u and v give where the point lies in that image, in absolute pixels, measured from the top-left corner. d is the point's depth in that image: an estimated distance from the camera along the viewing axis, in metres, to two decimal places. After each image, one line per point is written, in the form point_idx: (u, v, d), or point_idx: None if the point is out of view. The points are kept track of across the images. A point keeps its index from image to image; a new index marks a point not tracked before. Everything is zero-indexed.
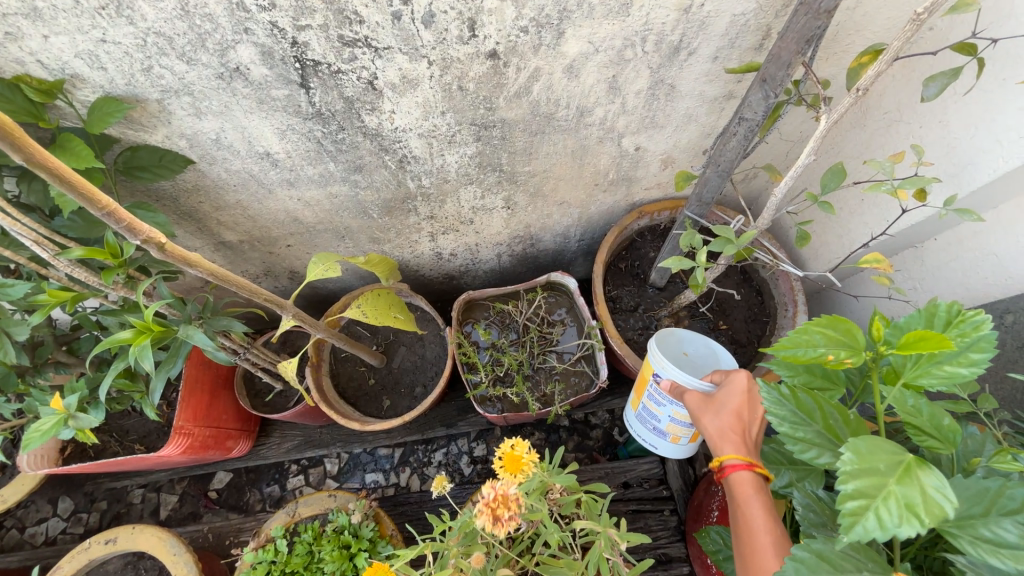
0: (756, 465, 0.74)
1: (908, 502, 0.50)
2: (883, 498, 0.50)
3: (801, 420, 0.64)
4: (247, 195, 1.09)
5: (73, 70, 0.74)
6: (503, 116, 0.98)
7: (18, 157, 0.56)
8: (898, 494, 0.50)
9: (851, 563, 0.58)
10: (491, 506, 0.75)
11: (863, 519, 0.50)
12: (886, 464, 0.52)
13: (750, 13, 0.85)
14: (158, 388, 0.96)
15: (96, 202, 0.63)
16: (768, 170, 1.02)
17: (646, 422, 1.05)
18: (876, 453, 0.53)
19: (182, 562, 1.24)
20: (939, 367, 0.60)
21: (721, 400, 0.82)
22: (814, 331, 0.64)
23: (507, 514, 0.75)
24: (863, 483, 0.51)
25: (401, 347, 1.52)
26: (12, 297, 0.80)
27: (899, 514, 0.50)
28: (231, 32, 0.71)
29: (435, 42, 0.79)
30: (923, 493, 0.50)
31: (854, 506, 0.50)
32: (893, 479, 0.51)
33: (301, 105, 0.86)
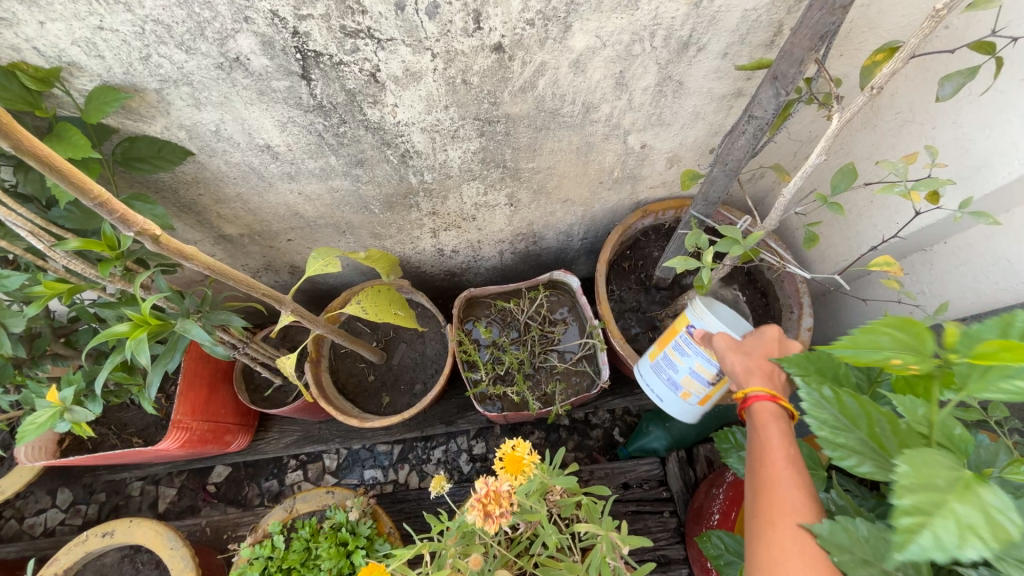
0: (780, 397, 0.73)
1: (972, 524, 0.42)
2: (941, 516, 0.42)
3: (843, 425, 0.61)
4: (248, 188, 1.08)
5: (70, 58, 0.73)
6: (507, 111, 0.97)
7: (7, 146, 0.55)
8: (961, 514, 0.42)
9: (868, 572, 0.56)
10: (483, 502, 0.73)
11: (919, 538, 0.42)
12: (944, 480, 0.45)
13: (762, 8, 0.83)
14: (155, 381, 0.96)
15: (88, 192, 0.62)
16: (776, 171, 1.00)
17: (661, 372, 1.05)
18: (931, 463, 0.45)
19: (179, 556, 1.24)
20: (1009, 383, 0.47)
21: (751, 344, 0.84)
22: (880, 331, 0.52)
23: (496, 511, 0.73)
24: (920, 498, 0.43)
25: (401, 344, 1.51)
26: (7, 289, 0.79)
27: (957, 534, 0.42)
28: (230, 20, 0.70)
29: (440, 34, 0.77)
30: (987, 514, 0.42)
31: (908, 522, 0.43)
32: (953, 495, 0.43)
33: (302, 97, 0.85)
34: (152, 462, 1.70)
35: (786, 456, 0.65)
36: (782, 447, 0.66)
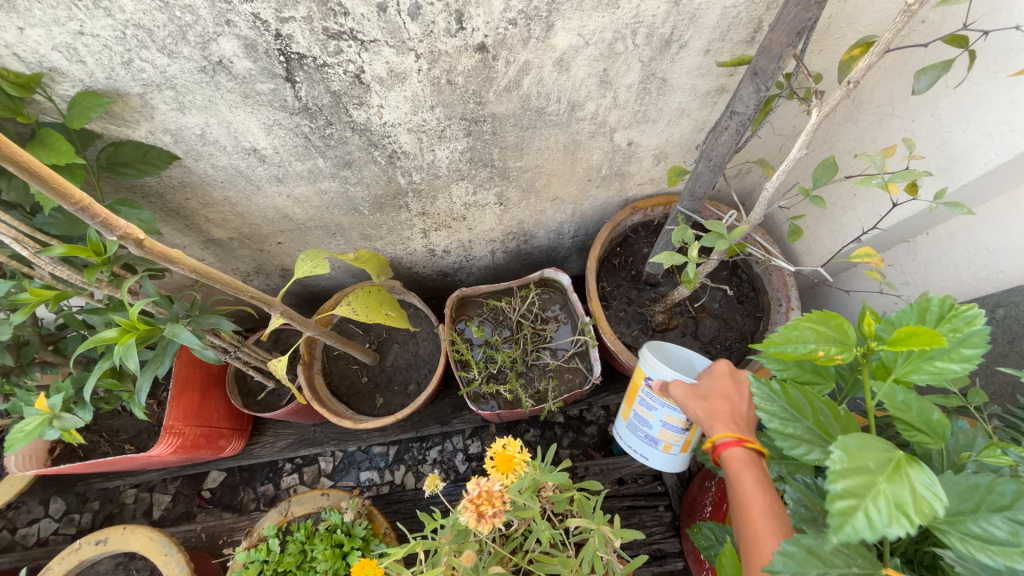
0: (746, 439, 0.74)
1: (898, 501, 0.47)
2: (872, 497, 0.47)
3: (791, 416, 0.63)
4: (235, 191, 1.08)
5: (51, 63, 0.72)
6: (493, 111, 0.97)
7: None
8: (888, 493, 0.47)
9: (841, 562, 0.55)
10: (476, 506, 0.74)
11: (854, 516, 0.46)
12: (875, 462, 0.49)
13: (741, 6, 0.84)
14: (145, 386, 0.95)
15: (69, 197, 0.61)
16: (760, 166, 1.02)
17: (637, 430, 1.06)
18: (866, 449, 0.50)
19: (174, 562, 1.23)
20: (931, 363, 0.58)
21: (706, 388, 0.87)
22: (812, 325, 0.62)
23: (490, 513, 0.73)
24: (854, 482, 0.48)
25: (394, 345, 1.51)
26: None
27: (888, 513, 0.46)
28: (212, 24, 0.70)
29: (423, 34, 0.77)
30: (912, 491, 0.47)
31: (844, 505, 0.47)
32: (882, 477, 0.48)
33: (287, 99, 0.85)
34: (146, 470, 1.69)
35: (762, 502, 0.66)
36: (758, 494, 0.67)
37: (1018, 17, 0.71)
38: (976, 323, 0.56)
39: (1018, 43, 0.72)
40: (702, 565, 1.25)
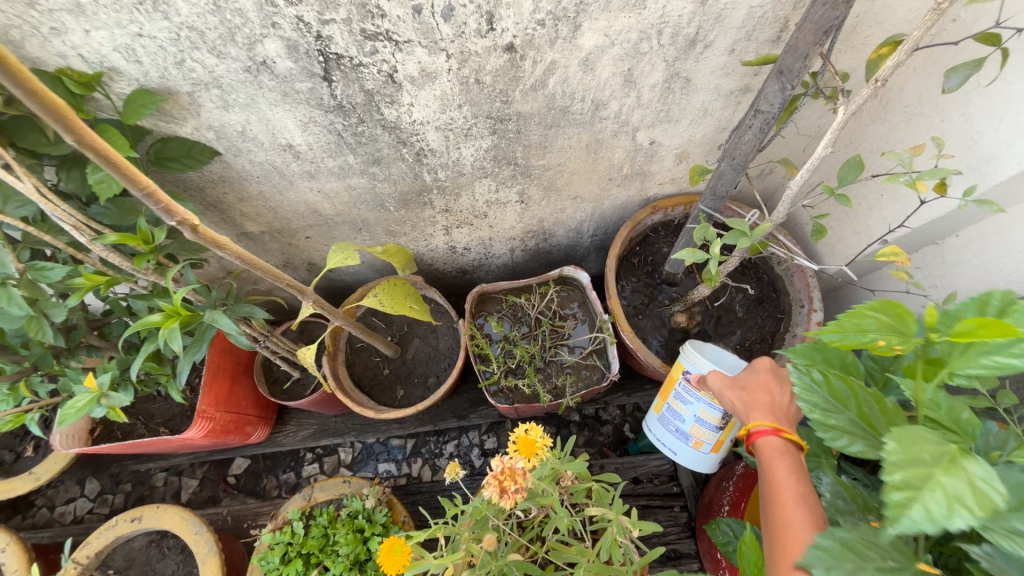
0: (783, 428, 0.76)
1: (956, 494, 0.45)
2: (930, 489, 0.46)
3: (833, 407, 0.64)
4: (270, 186, 1.13)
5: (111, 63, 0.77)
6: (519, 109, 1.00)
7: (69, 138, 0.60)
8: (947, 486, 0.46)
9: (878, 555, 0.55)
10: (500, 480, 0.78)
11: (913, 508, 0.45)
12: (931, 454, 0.48)
13: (768, 5, 0.85)
14: (185, 370, 1.00)
15: (139, 183, 0.66)
16: (784, 165, 1.02)
17: (668, 424, 1.08)
18: (922, 444, 0.48)
19: (204, 542, 1.29)
20: (988, 358, 0.55)
21: (746, 379, 0.87)
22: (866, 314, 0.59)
23: (512, 487, 0.77)
24: (910, 474, 0.47)
25: (415, 339, 1.55)
26: (50, 280, 0.84)
27: (946, 505, 0.45)
28: (259, 26, 0.74)
29: (454, 35, 0.81)
30: (971, 484, 0.46)
31: (898, 497, 0.46)
32: (940, 470, 0.47)
33: (323, 97, 0.89)
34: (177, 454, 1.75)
35: (795, 489, 0.68)
36: (792, 481, 0.69)
37: None
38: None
39: None
40: (717, 564, 1.24)
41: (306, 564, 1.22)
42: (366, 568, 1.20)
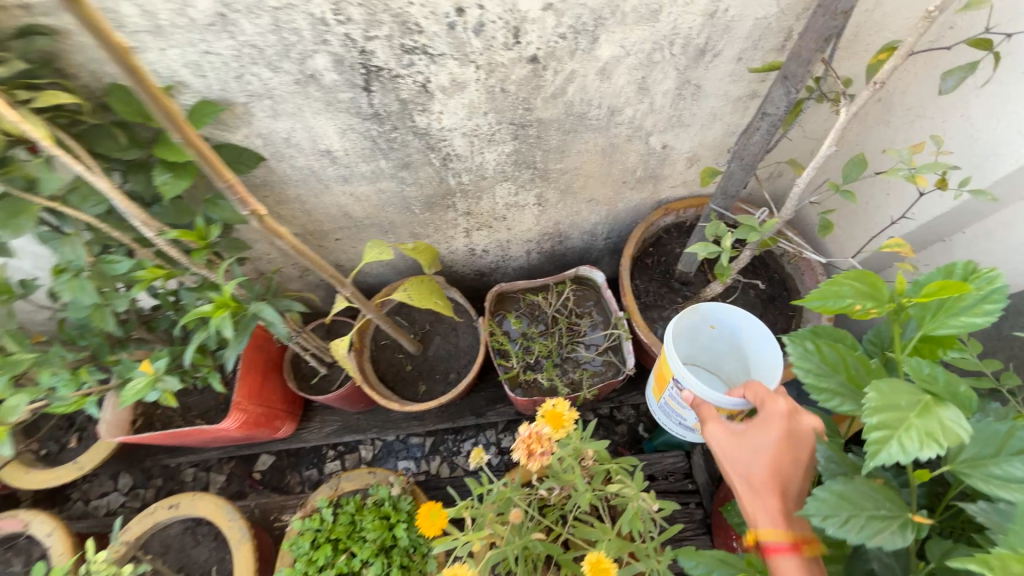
0: (801, 546, 0.68)
1: (929, 431, 0.54)
2: (904, 428, 0.55)
3: (824, 372, 0.69)
4: (306, 190, 1.22)
5: (180, 77, 0.86)
6: (539, 116, 1.07)
7: (180, 136, 0.71)
8: (919, 426, 0.54)
9: (872, 504, 0.60)
10: (527, 445, 0.87)
11: (888, 442, 0.54)
12: (908, 401, 0.57)
13: (773, 16, 0.92)
14: (232, 358, 1.07)
15: (224, 177, 0.79)
16: (791, 165, 1.08)
17: (670, 415, 1.12)
18: (898, 395, 0.57)
19: (237, 528, 1.35)
20: (956, 318, 0.63)
21: (753, 463, 0.77)
22: (848, 284, 0.65)
23: (539, 450, 0.86)
24: (887, 416, 0.55)
25: (436, 337, 1.61)
26: (117, 273, 0.92)
27: (921, 441, 0.53)
28: (311, 43, 0.83)
29: (484, 48, 0.89)
30: (942, 425, 0.54)
31: (878, 434, 0.55)
32: (914, 414, 0.55)
33: (362, 106, 0.98)
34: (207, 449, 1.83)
35: None
36: None
37: None
38: (994, 285, 0.60)
39: None
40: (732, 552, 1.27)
41: (334, 550, 1.27)
42: (392, 554, 1.25)
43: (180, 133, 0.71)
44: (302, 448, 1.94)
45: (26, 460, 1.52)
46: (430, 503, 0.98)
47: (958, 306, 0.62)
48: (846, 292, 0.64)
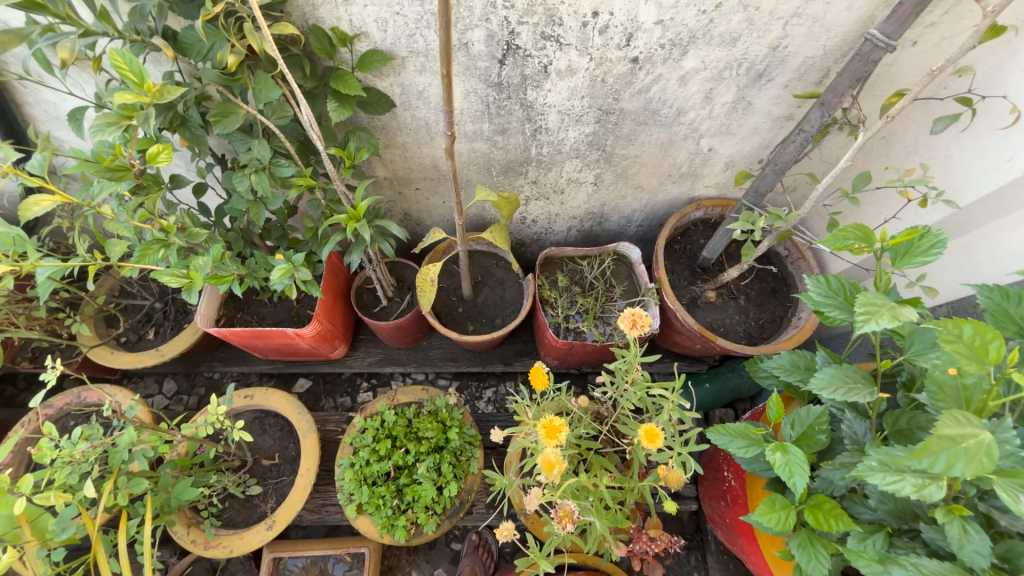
0: None
1: (893, 316, 0.72)
2: (880, 314, 0.73)
3: (835, 297, 0.93)
4: (414, 139, 1.41)
5: (366, 29, 1.09)
6: (623, 106, 1.33)
7: (442, 72, 0.90)
8: (888, 311, 0.73)
9: (847, 379, 0.86)
10: (632, 318, 1.08)
11: (870, 320, 0.73)
12: (884, 300, 0.76)
13: (818, 57, 1.20)
14: (356, 259, 1.31)
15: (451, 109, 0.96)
16: (811, 177, 1.36)
17: None
18: (878, 296, 0.76)
19: (305, 420, 1.54)
20: (914, 260, 0.82)
21: None
22: (849, 231, 0.83)
23: (641, 324, 1.07)
24: (870, 306, 0.75)
25: (486, 287, 1.83)
26: (282, 176, 1.14)
27: (889, 322, 0.72)
28: (478, 18, 1.08)
29: (602, 45, 1.15)
30: (898, 310, 0.73)
31: (862, 313, 0.74)
32: (888, 307, 0.74)
33: (491, 75, 1.22)
34: (256, 363, 1.93)
35: None
36: None
37: (1007, 91, 1.06)
38: (938, 235, 0.80)
39: (1005, 108, 1.07)
40: (712, 497, 1.46)
41: (392, 445, 1.49)
42: (443, 452, 1.49)
43: (445, 71, 0.89)
44: (337, 376, 2.07)
45: (110, 343, 1.65)
46: (536, 367, 1.12)
47: (921, 247, 0.82)
48: (846, 235, 0.82)
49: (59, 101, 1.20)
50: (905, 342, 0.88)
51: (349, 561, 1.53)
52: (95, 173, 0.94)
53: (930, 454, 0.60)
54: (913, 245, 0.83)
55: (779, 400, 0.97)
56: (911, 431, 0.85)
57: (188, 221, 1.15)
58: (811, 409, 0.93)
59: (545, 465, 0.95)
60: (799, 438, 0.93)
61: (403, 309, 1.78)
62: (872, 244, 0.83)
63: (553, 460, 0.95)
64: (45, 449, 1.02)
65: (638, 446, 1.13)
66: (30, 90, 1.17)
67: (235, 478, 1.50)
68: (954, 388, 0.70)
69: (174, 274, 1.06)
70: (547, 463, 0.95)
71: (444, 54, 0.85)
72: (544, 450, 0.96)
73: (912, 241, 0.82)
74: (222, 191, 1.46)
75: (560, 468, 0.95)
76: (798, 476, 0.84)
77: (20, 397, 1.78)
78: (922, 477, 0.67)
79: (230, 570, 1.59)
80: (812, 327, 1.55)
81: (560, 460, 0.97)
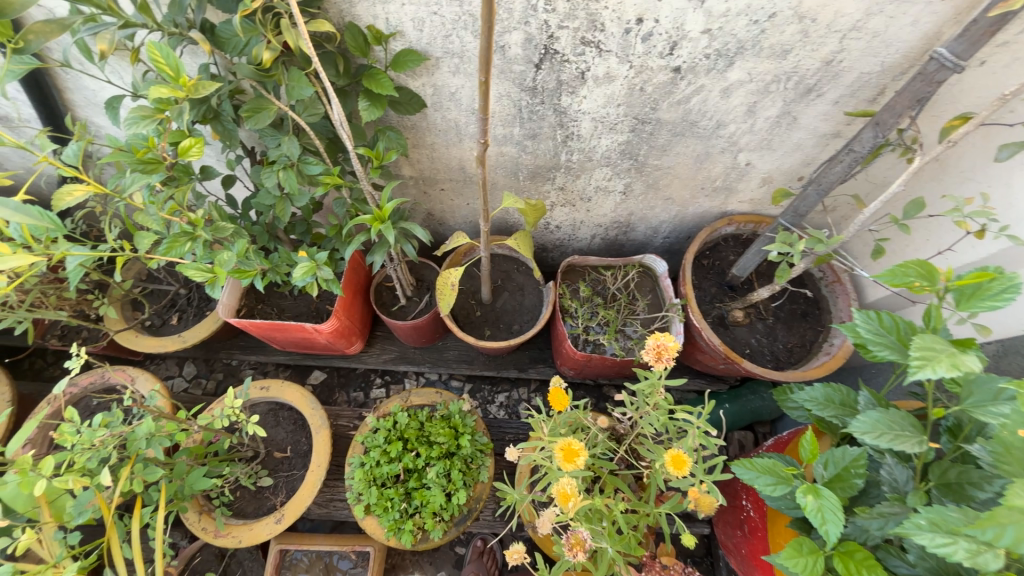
0: None
1: (952, 364, 0.67)
2: (936, 361, 0.68)
3: (883, 333, 0.86)
4: (442, 140, 1.38)
5: (402, 28, 1.07)
6: (660, 116, 1.28)
7: (480, 78, 0.86)
8: (945, 360, 0.68)
9: (895, 426, 0.80)
10: (656, 349, 1.03)
11: (926, 367, 0.68)
12: (942, 347, 0.70)
13: (874, 73, 1.13)
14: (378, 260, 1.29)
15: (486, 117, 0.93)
16: (855, 200, 1.29)
17: None
18: (935, 341, 0.71)
19: (319, 416, 1.54)
20: (982, 302, 0.75)
21: None
22: (909, 267, 0.77)
23: (666, 355, 1.02)
24: (926, 351, 0.69)
25: (505, 292, 1.80)
26: (309, 173, 1.12)
27: (947, 372, 0.67)
28: (516, 21, 1.05)
29: (643, 53, 1.10)
30: (955, 358, 0.68)
31: (915, 357, 0.69)
32: (946, 354, 0.69)
33: (526, 79, 1.19)
34: (273, 354, 1.95)
35: None
36: None
37: None
38: (1013, 278, 0.73)
39: None
40: (727, 527, 1.40)
41: (403, 448, 1.48)
42: (454, 459, 1.47)
43: (483, 77, 0.86)
44: (351, 370, 2.07)
45: (134, 327, 1.69)
46: (557, 386, 1.08)
47: (989, 291, 0.75)
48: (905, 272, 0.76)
49: (98, 88, 1.22)
50: (961, 390, 0.81)
51: (353, 559, 1.53)
52: (129, 165, 0.94)
53: (997, 525, 0.57)
54: (982, 287, 0.76)
55: (813, 438, 0.91)
56: (961, 486, 0.79)
57: (215, 215, 1.15)
58: (848, 450, 0.88)
59: (559, 496, 0.93)
60: (832, 479, 0.88)
61: (421, 309, 1.76)
62: (936, 283, 0.76)
63: (569, 491, 0.93)
64: (66, 434, 1.04)
65: (655, 471, 1.09)
66: (71, 77, 1.19)
67: (247, 470, 1.51)
68: (1022, 451, 0.65)
69: (199, 269, 1.07)
70: (562, 493, 0.92)
71: (483, 60, 0.82)
72: (560, 479, 0.94)
73: (981, 283, 0.76)
74: (249, 184, 1.47)
75: (576, 500, 0.92)
76: (832, 523, 0.79)
77: (48, 372, 1.84)
78: (977, 543, 0.61)
79: (237, 557, 1.61)
80: (845, 355, 1.48)
81: (576, 491, 0.94)
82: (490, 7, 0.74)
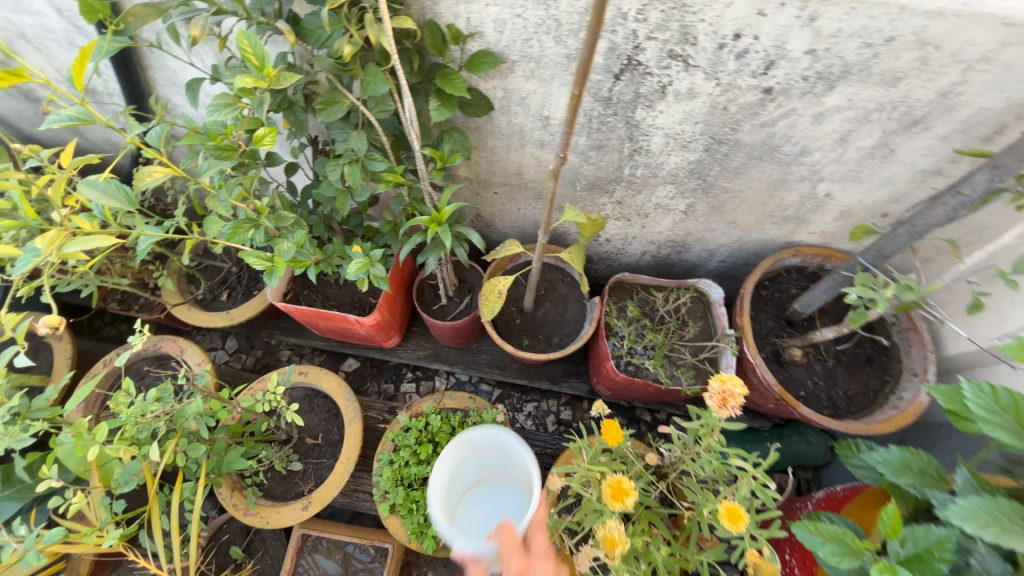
0: None
1: None
2: None
3: (996, 409, 0.77)
4: (504, 144, 1.35)
5: (482, 29, 1.04)
6: (739, 138, 1.20)
7: (572, 91, 0.82)
8: None
9: (1003, 517, 0.71)
10: (722, 395, 0.96)
11: None
12: None
13: (995, 110, 1.02)
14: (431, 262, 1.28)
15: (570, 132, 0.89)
16: (951, 246, 1.18)
17: None
18: None
19: (352, 408, 1.55)
20: None
21: None
22: None
23: (732, 404, 0.95)
24: None
25: (547, 302, 1.75)
26: (373, 170, 1.11)
27: None
28: (603, 28, 1.00)
29: (734, 70, 1.03)
30: None
31: None
32: None
33: (602, 89, 1.14)
34: (311, 338, 1.97)
35: None
36: None
37: None
38: None
39: None
40: None
41: (433, 451, 1.47)
42: None
43: (575, 90, 0.81)
44: (384, 362, 2.07)
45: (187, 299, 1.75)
46: (609, 420, 1.02)
47: None
48: None
49: (179, 68, 1.25)
50: None
51: (371, 553, 1.53)
52: (206, 150, 0.96)
53: None
54: None
55: (895, 512, 0.81)
56: None
57: (278, 202, 1.16)
58: (933, 530, 0.79)
59: (606, 541, 0.87)
60: (910, 559, 0.79)
61: (461, 311, 1.74)
62: None
63: (616, 537, 0.87)
64: (121, 405, 1.07)
65: (700, 516, 1.02)
66: (155, 56, 1.23)
67: (281, 453, 1.54)
68: None
69: (260, 257, 1.09)
70: (609, 540, 0.87)
71: (579, 72, 0.77)
72: (608, 524, 0.88)
73: None
74: (309, 172, 1.48)
75: (622, 547, 0.87)
76: None
77: (105, 331, 1.93)
78: None
79: (261, 535, 1.64)
80: (914, 413, 1.37)
81: (623, 538, 0.88)
82: (599, 18, 0.69)
